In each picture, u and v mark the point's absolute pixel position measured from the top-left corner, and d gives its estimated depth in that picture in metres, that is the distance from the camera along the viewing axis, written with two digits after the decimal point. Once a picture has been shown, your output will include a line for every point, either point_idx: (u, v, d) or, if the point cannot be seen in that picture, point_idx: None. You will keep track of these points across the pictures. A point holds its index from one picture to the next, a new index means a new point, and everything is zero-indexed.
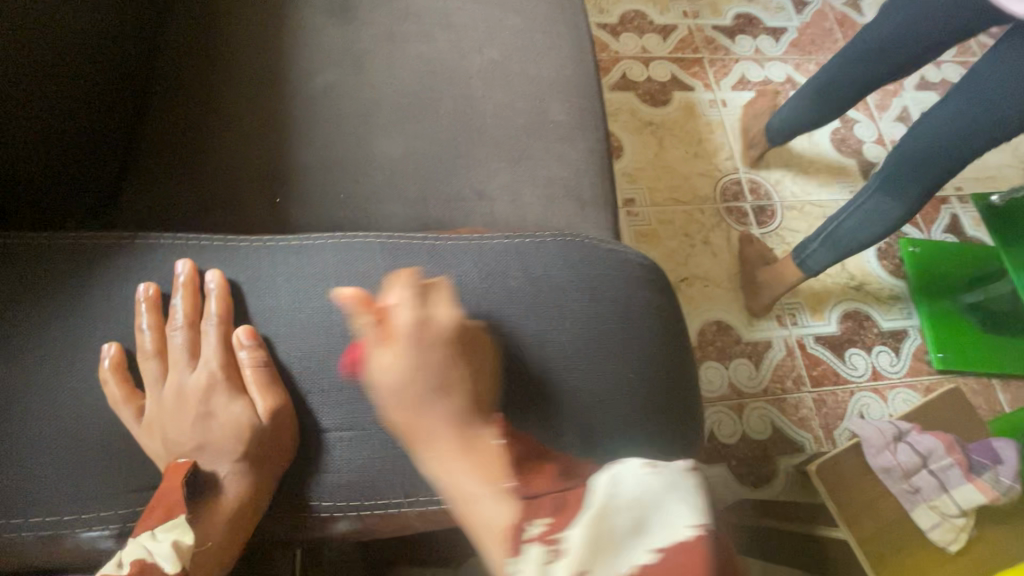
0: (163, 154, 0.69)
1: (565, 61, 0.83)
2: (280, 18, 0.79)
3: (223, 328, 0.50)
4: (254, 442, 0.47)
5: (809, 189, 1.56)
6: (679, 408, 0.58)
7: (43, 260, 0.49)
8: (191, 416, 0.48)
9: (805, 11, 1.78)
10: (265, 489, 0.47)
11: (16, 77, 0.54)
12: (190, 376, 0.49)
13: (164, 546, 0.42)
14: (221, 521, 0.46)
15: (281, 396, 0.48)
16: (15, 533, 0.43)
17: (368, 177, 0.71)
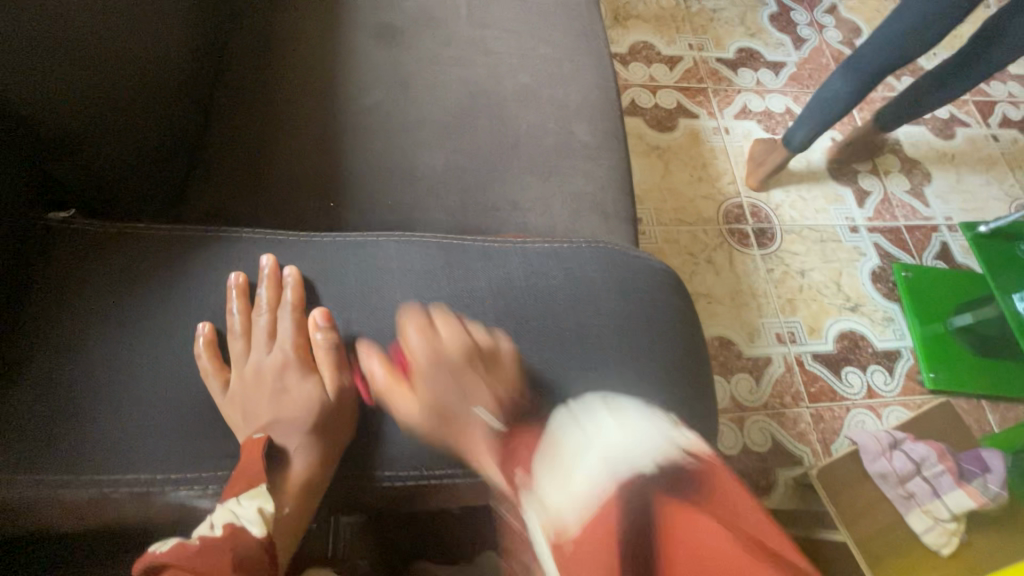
0: (229, 154, 0.75)
1: (591, 88, 0.91)
2: (333, 39, 0.86)
3: (297, 314, 0.58)
4: (323, 418, 0.54)
5: (807, 215, 1.64)
6: (698, 403, 0.63)
7: (149, 251, 0.58)
8: (269, 391, 0.56)
9: (803, 47, 1.90)
10: (331, 461, 0.53)
11: (106, 72, 0.59)
12: (268, 357, 0.57)
13: (251, 512, 0.48)
14: (293, 489, 0.52)
15: (348, 378, 0.57)
16: (113, 489, 0.49)
17: (413, 186, 0.78)
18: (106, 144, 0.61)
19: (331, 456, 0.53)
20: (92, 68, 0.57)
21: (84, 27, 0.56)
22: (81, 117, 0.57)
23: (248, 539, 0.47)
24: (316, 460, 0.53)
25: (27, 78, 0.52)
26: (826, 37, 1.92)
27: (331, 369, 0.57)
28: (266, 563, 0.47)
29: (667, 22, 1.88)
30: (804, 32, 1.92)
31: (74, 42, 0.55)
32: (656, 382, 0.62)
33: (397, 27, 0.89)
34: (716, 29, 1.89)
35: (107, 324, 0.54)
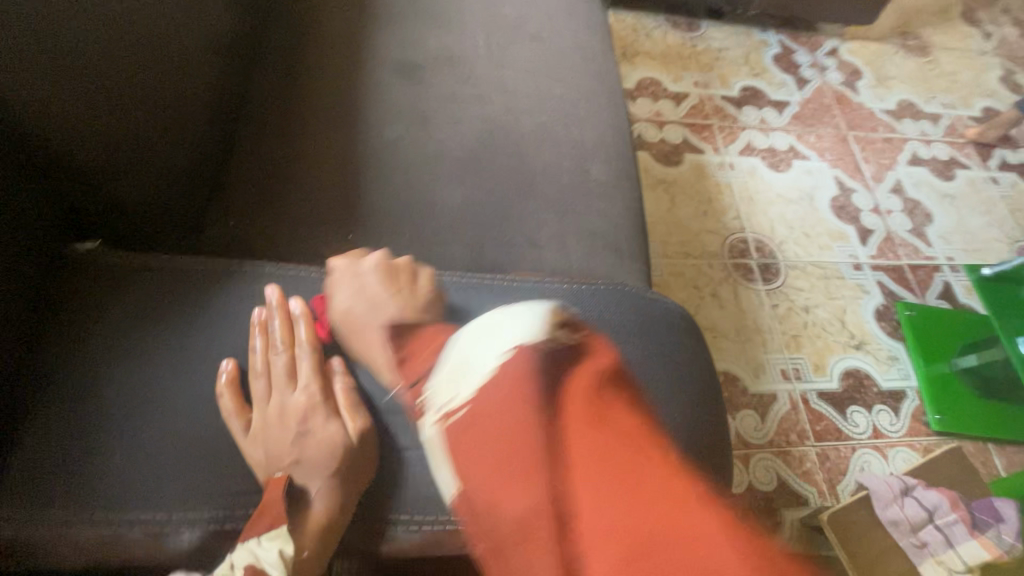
0: (255, 186, 0.76)
1: (607, 127, 0.93)
2: (356, 72, 0.88)
3: (320, 352, 0.58)
4: (345, 459, 0.53)
5: (811, 251, 1.66)
6: (714, 448, 0.62)
7: (174, 286, 0.60)
8: (291, 433, 0.54)
9: (806, 87, 1.94)
10: (349, 506, 0.52)
11: (120, 109, 0.59)
12: (292, 397, 0.56)
13: (272, 554, 0.48)
14: (312, 529, 0.51)
15: (368, 419, 0.56)
16: (127, 527, 0.49)
17: (430, 221, 0.79)
18: (114, 166, 0.61)
19: (348, 500, 0.52)
20: (105, 106, 0.57)
21: (106, 65, 0.57)
22: (86, 133, 0.57)
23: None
24: (335, 502, 0.52)
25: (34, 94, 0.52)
26: (827, 79, 1.97)
27: (353, 410, 0.56)
28: None
29: (673, 60, 1.92)
30: (806, 73, 1.97)
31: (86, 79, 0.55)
32: (677, 427, 0.61)
33: (418, 64, 0.91)
34: (721, 68, 1.94)
35: (130, 360, 0.56)
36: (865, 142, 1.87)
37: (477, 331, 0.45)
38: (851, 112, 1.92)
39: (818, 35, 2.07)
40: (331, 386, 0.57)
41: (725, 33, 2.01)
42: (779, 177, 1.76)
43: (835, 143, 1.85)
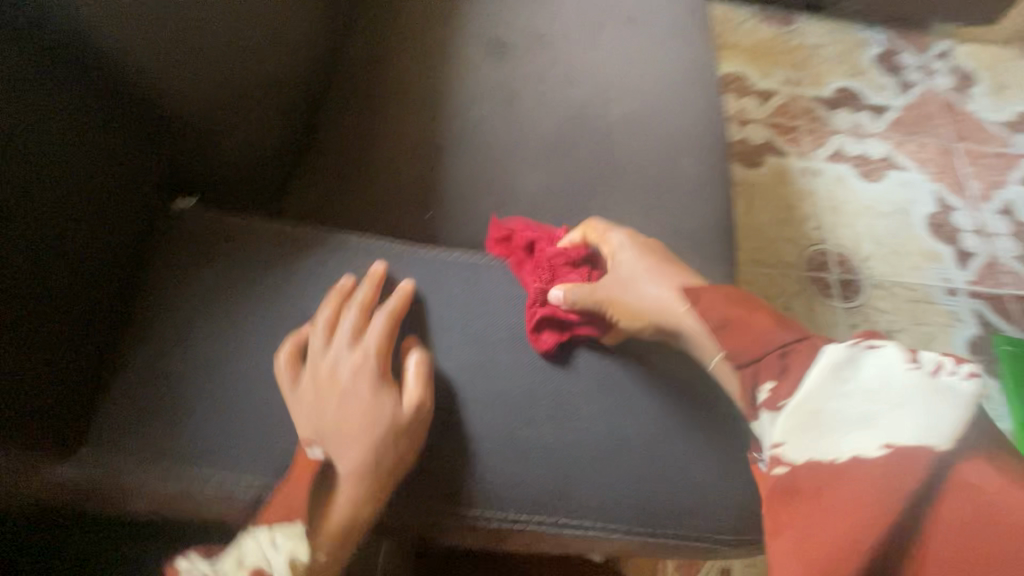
0: (340, 153, 0.76)
1: (700, 119, 0.87)
2: (445, 49, 0.86)
3: (387, 320, 0.58)
4: (388, 436, 0.52)
5: (899, 270, 1.52)
6: None
7: (262, 248, 0.62)
8: (342, 397, 0.53)
9: (910, 92, 1.77)
10: (379, 489, 0.52)
11: (212, 80, 0.59)
12: (347, 358, 0.55)
13: (282, 557, 0.48)
14: (336, 518, 0.50)
15: (422, 395, 0.55)
16: (200, 485, 0.51)
17: (510, 205, 0.76)
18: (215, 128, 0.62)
19: (383, 482, 0.52)
20: (201, 78, 0.58)
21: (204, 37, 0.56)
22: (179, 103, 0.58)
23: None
24: (365, 482, 0.51)
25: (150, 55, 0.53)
26: (936, 83, 1.79)
27: (416, 381, 0.55)
28: None
29: (763, 55, 1.80)
30: (912, 76, 1.80)
31: (183, 50, 0.55)
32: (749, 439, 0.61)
33: (507, 43, 0.88)
34: (815, 65, 1.80)
35: (214, 321, 0.57)
36: (974, 155, 1.69)
37: (865, 377, 0.48)
38: (960, 121, 1.74)
39: (928, 34, 1.88)
40: (390, 357, 0.56)
41: (823, 28, 1.86)
42: (870, 187, 1.62)
43: (938, 154, 1.68)
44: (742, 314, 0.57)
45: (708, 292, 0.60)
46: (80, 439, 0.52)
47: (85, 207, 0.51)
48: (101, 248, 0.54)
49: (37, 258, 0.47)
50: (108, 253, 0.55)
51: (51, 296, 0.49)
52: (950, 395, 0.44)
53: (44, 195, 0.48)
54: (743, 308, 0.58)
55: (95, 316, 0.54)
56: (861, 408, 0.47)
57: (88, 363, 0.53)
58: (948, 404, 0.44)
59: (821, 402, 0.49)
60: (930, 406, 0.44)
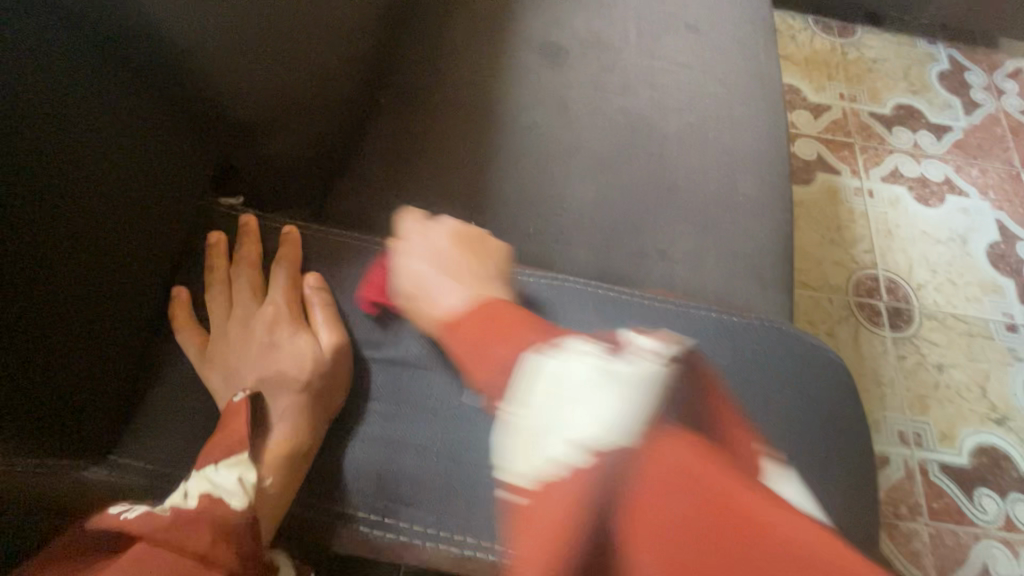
0: (385, 154, 0.74)
1: (761, 135, 0.82)
2: (496, 50, 0.83)
3: (290, 265, 0.61)
4: (315, 369, 0.54)
5: (956, 301, 1.43)
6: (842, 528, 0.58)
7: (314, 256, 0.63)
8: (256, 345, 0.56)
9: (976, 112, 1.67)
10: (314, 422, 0.53)
11: (268, 84, 0.58)
12: (258, 309, 0.58)
13: (230, 481, 0.46)
14: (270, 462, 0.49)
15: (343, 330, 0.58)
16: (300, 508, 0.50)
17: (557, 217, 0.73)
18: (264, 126, 0.61)
19: (320, 411, 0.53)
20: (258, 80, 0.57)
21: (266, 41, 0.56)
22: (232, 104, 0.58)
23: (222, 512, 0.44)
24: (295, 425, 0.52)
25: (203, 47, 0.53)
26: (1004, 105, 1.69)
27: (327, 325, 0.58)
28: (248, 535, 0.45)
29: (819, 66, 1.72)
30: (979, 96, 1.70)
31: (242, 51, 0.55)
32: None
33: (562, 47, 0.85)
34: (875, 80, 1.70)
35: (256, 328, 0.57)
36: None
37: (551, 379, 0.45)
38: None
39: (999, 52, 1.77)
40: (297, 295, 0.60)
41: (886, 41, 1.76)
42: (928, 211, 1.53)
43: (1004, 181, 1.58)
44: (484, 331, 0.51)
45: (469, 312, 0.53)
46: (114, 441, 0.51)
47: (131, 201, 0.51)
48: (148, 241, 0.54)
49: (87, 249, 0.47)
50: (154, 247, 0.55)
51: (98, 289, 0.48)
52: (625, 388, 0.43)
53: (92, 184, 0.47)
54: (499, 325, 0.50)
55: (136, 313, 0.53)
56: (562, 415, 0.43)
57: (128, 361, 0.52)
58: (635, 395, 0.42)
59: (529, 418, 0.44)
60: (620, 407, 0.41)
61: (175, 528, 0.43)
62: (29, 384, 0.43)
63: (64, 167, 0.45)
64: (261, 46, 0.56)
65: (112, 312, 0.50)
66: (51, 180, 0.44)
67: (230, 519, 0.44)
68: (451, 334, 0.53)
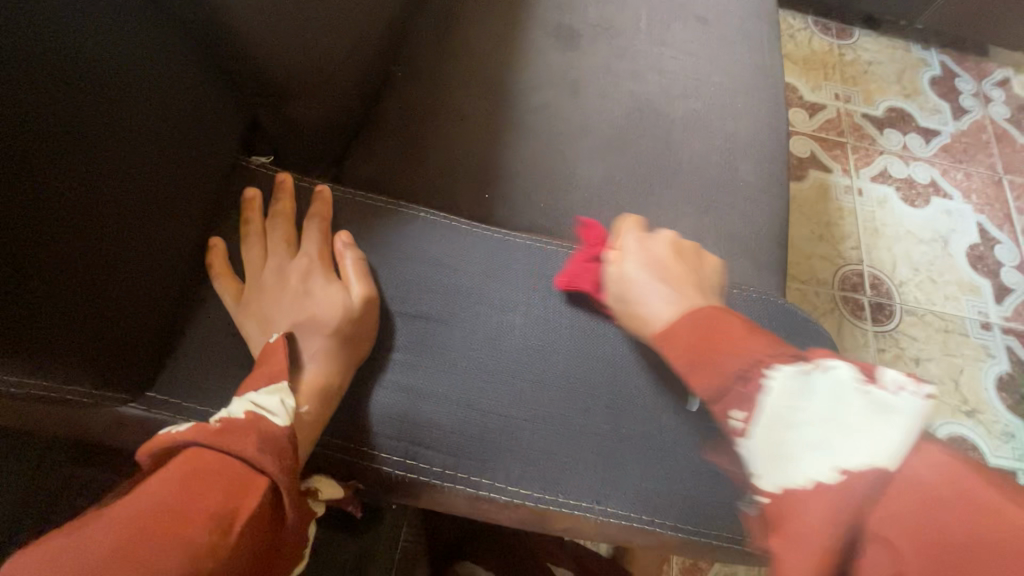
0: (404, 125, 0.76)
1: (762, 124, 0.86)
2: (511, 31, 0.86)
3: (324, 225, 0.65)
4: (347, 322, 0.58)
5: (935, 298, 1.49)
6: None
7: (341, 214, 0.67)
8: (291, 293, 0.60)
9: (963, 118, 1.73)
10: (343, 368, 0.57)
11: (298, 44, 0.60)
12: (292, 262, 0.61)
13: (274, 402, 0.50)
14: (307, 393, 0.54)
15: (371, 286, 0.62)
16: (334, 446, 0.57)
17: (567, 194, 0.76)
18: (296, 89, 0.63)
19: (349, 360, 0.57)
20: (288, 40, 0.59)
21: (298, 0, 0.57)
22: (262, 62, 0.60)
23: (267, 426, 0.48)
24: (331, 366, 0.56)
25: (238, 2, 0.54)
26: (991, 112, 1.74)
27: (358, 279, 0.61)
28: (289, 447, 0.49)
29: (816, 66, 1.76)
30: (967, 102, 1.75)
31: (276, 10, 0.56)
32: None
33: (576, 31, 0.87)
34: (869, 82, 1.75)
35: (291, 278, 0.60)
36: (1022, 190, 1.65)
37: (808, 394, 0.47)
38: (1011, 152, 1.70)
39: (988, 60, 1.82)
40: (328, 252, 0.63)
41: (881, 44, 1.81)
42: (913, 211, 1.59)
43: (986, 185, 1.64)
44: (702, 342, 0.54)
45: (680, 321, 0.57)
46: (152, 379, 0.55)
47: (165, 151, 0.53)
48: (186, 192, 0.57)
49: (129, 194, 0.50)
50: (195, 202, 0.59)
51: (146, 239, 0.52)
52: (899, 411, 0.43)
53: (133, 132, 0.50)
54: (709, 332, 0.54)
55: (172, 260, 0.56)
56: (818, 424, 0.45)
57: (168, 302, 0.56)
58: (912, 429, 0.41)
59: (784, 430, 0.47)
60: (889, 411, 0.43)
61: (221, 437, 0.46)
62: (80, 316, 0.46)
63: (107, 114, 0.47)
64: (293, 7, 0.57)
65: (154, 257, 0.54)
66: (98, 128, 0.47)
67: (273, 432, 0.48)
68: (669, 339, 0.56)
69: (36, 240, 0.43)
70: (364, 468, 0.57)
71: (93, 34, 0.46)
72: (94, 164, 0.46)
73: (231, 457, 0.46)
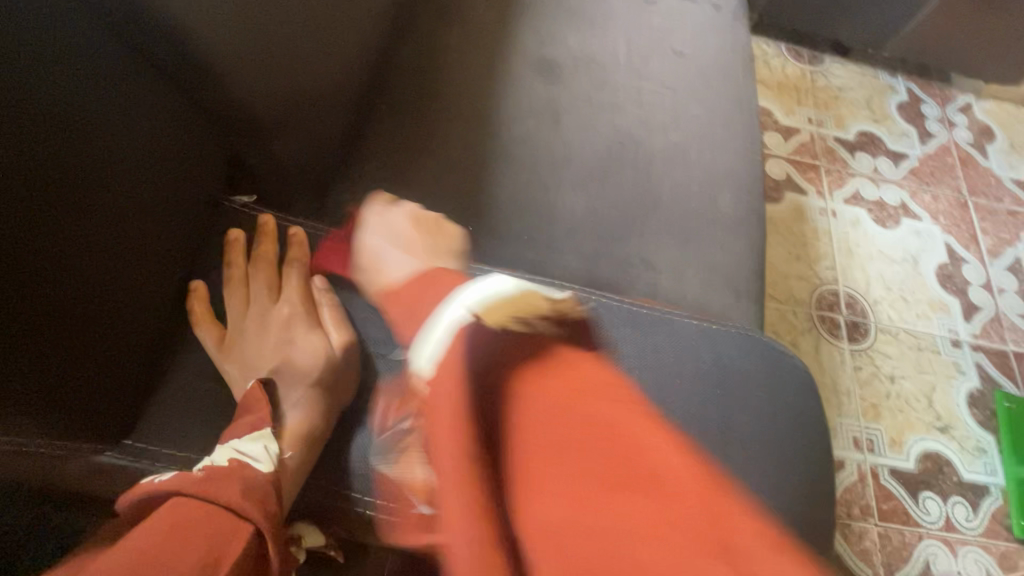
0: (386, 160, 0.77)
1: (738, 156, 0.88)
2: (493, 63, 0.87)
3: (305, 271, 0.66)
4: (326, 369, 0.59)
5: (907, 317, 1.54)
6: (796, 514, 0.64)
7: (321, 255, 0.68)
8: (274, 340, 0.62)
9: (930, 142, 1.80)
10: (324, 414, 0.57)
11: (274, 85, 0.61)
12: (274, 309, 0.64)
13: (257, 448, 0.52)
14: (291, 438, 0.55)
15: (351, 332, 0.63)
16: (316, 488, 0.57)
17: (550, 226, 0.78)
18: (274, 129, 0.64)
19: (332, 405, 0.58)
20: (263, 81, 0.60)
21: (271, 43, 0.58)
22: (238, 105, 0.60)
23: (248, 471, 0.49)
24: (312, 412, 0.57)
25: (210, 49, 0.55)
26: (955, 136, 1.82)
27: (336, 326, 0.63)
28: (270, 493, 0.49)
29: (789, 91, 1.81)
30: (933, 127, 1.82)
31: (249, 54, 0.57)
32: (760, 479, 0.65)
33: (557, 63, 0.89)
34: (840, 107, 1.81)
35: (273, 326, 0.63)
36: (986, 211, 1.72)
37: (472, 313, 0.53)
38: (975, 175, 1.77)
39: (952, 86, 1.90)
40: (308, 298, 0.65)
41: (850, 71, 1.87)
42: (884, 233, 1.64)
43: (952, 207, 1.71)
44: (421, 293, 0.57)
45: (402, 279, 0.61)
46: (130, 424, 0.55)
47: (138, 196, 0.54)
48: (161, 232, 0.57)
49: (102, 236, 0.50)
50: (172, 246, 0.59)
51: (119, 286, 0.52)
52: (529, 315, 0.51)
53: (105, 172, 0.50)
54: (433, 285, 0.57)
55: (149, 306, 0.56)
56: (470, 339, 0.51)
57: (148, 346, 0.56)
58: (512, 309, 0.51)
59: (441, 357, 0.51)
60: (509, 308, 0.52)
61: (205, 485, 0.47)
62: (57, 368, 0.46)
63: (78, 155, 0.48)
64: (266, 50, 0.58)
65: (130, 304, 0.54)
66: (69, 177, 0.47)
67: (256, 478, 0.49)
68: (388, 300, 0.61)
69: (10, 290, 0.43)
70: (343, 513, 0.56)
71: (62, 75, 0.47)
72: (65, 205, 0.47)
73: (217, 506, 0.46)
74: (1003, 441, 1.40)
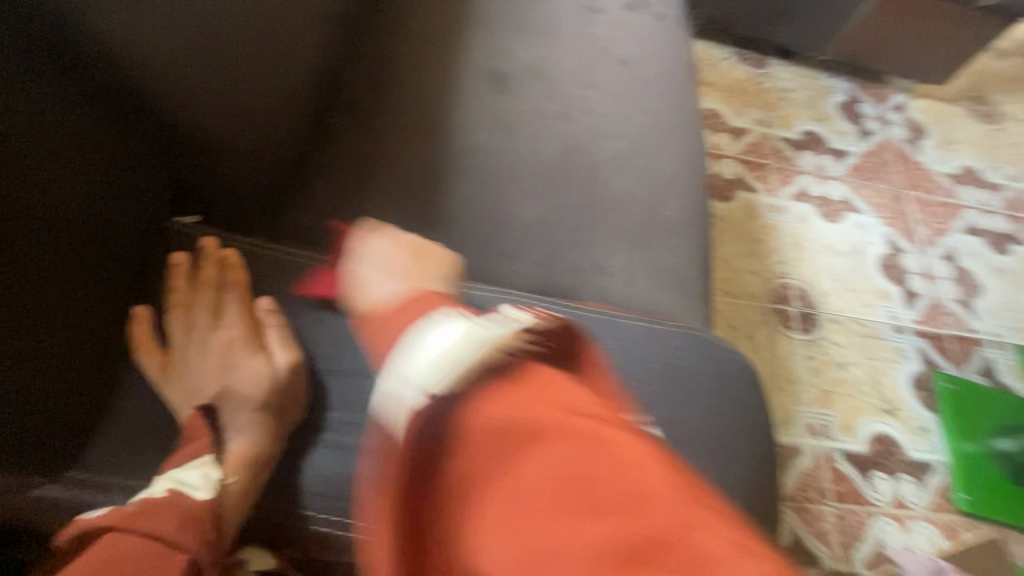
0: (336, 176, 0.77)
1: (683, 161, 0.92)
2: (444, 75, 0.88)
3: (243, 294, 0.65)
4: (271, 392, 0.59)
5: (853, 307, 1.62)
6: (743, 502, 0.68)
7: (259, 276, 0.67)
8: (215, 363, 0.61)
9: (869, 139, 1.90)
10: (272, 437, 0.57)
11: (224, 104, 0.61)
12: (214, 334, 0.63)
13: (195, 477, 0.52)
14: (235, 463, 0.55)
15: (295, 351, 0.63)
16: (269, 509, 0.57)
17: (503, 235, 0.79)
18: (223, 150, 0.64)
19: (279, 427, 0.58)
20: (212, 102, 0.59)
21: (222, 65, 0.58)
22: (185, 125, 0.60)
23: (186, 500, 0.50)
24: (256, 436, 0.57)
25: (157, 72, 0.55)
26: (892, 134, 1.92)
27: (283, 347, 0.62)
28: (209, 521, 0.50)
29: (737, 93, 1.89)
30: (871, 125, 1.93)
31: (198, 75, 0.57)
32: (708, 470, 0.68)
33: (506, 74, 0.91)
34: (785, 108, 1.90)
35: (215, 349, 0.62)
36: (922, 204, 1.82)
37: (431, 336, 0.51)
38: (911, 170, 1.87)
39: (887, 87, 2.01)
40: (252, 320, 0.64)
41: (793, 73, 1.96)
42: (829, 227, 1.72)
43: (891, 201, 1.81)
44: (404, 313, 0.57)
45: (389, 304, 0.59)
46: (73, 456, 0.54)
47: (78, 220, 0.54)
48: (101, 257, 0.57)
49: (38, 254, 0.50)
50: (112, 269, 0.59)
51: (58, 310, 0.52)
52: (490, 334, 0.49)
53: (42, 197, 0.50)
54: (428, 310, 0.56)
55: (89, 331, 0.56)
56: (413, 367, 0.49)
57: (90, 375, 0.56)
58: (468, 345, 0.47)
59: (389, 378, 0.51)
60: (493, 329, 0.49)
61: (139, 518, 0.48)
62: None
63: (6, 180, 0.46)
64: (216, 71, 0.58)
65: (72, 329, 0.53)
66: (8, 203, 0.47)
67: (193, 506, 0.50)
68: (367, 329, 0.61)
69: None
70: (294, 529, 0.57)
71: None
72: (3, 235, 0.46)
73: (151, 537, 0.48)
74: (945, 419, 1.48)
